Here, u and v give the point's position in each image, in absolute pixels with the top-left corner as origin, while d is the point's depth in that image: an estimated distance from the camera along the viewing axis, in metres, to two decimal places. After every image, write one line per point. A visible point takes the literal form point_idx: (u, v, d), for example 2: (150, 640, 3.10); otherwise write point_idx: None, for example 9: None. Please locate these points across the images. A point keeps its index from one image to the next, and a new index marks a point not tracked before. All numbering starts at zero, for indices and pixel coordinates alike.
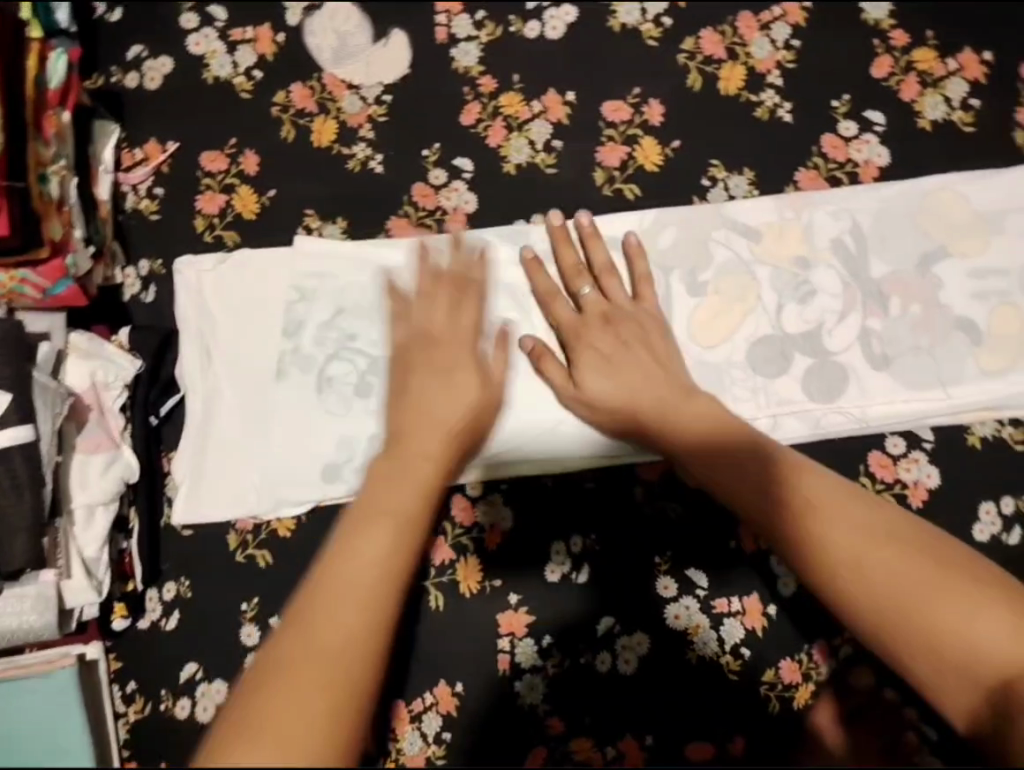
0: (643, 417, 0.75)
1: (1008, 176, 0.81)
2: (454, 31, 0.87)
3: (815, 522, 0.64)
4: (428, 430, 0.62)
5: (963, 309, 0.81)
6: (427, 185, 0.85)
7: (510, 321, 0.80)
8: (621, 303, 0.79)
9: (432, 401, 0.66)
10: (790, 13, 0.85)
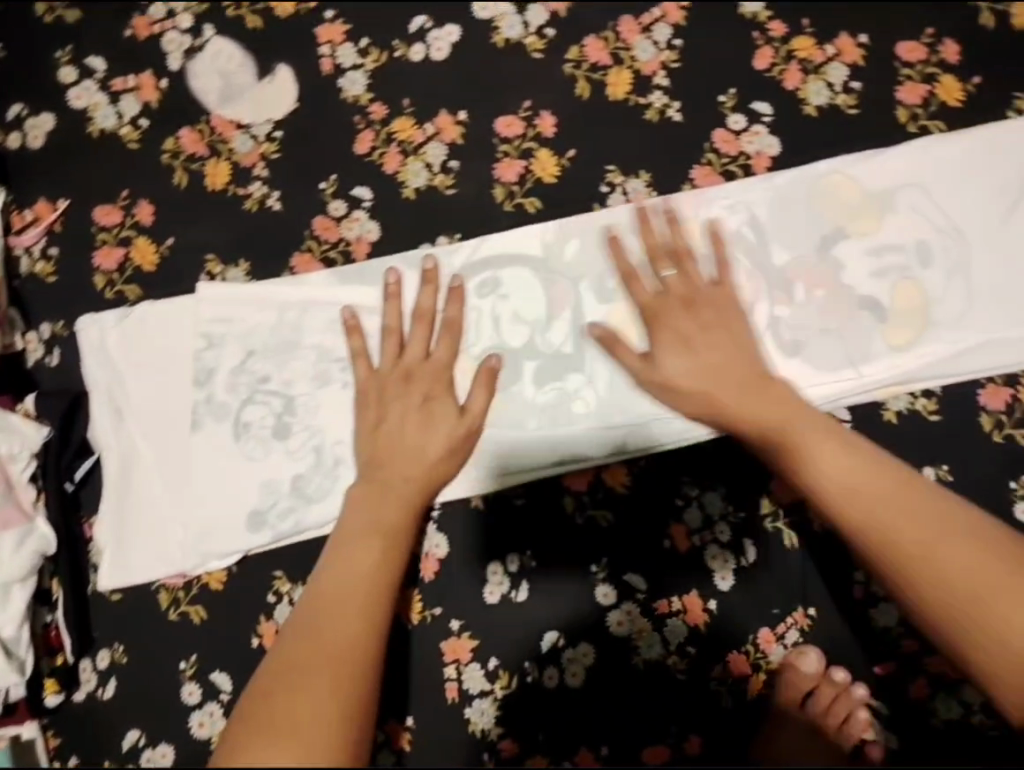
0: (719, 398, 0.75)
1: (893, 154, 0.83)
2: (339, 61, 0.86)
3: (859, 513, 0.67)
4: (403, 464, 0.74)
5: (865, 288, 0.82)
6: (328, 217, 0.85)
7: (410, 352, 0.79)
8: (702, 285, 0.79)
9: (406, 439, 0.76)
10: (669, 13, 0.86)
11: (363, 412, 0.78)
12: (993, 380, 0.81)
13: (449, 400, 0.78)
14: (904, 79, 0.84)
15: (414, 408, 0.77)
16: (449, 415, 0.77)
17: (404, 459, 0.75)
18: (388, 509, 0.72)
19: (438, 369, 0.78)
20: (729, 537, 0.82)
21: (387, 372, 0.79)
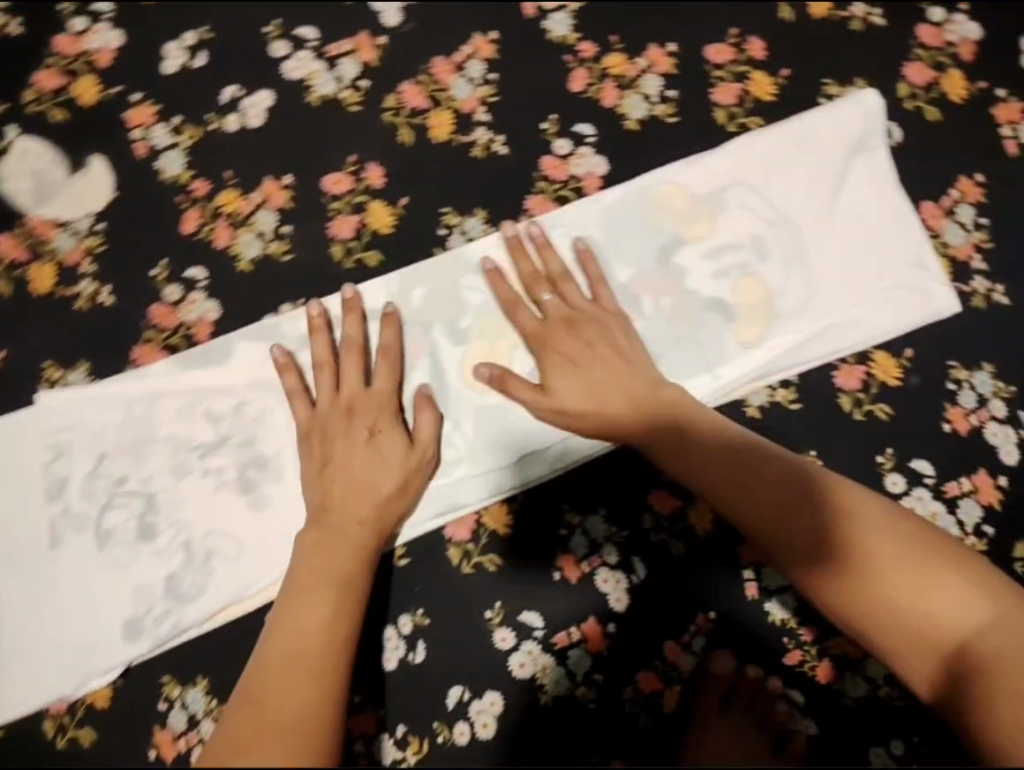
0: (591, 420, 0.76)
1: (717, 156, 0.84)
2: (153, 143, 0.84)
3: (795, 493, 0.70)
4: (352, 501, 0.76)
5: (708, 290, 0.83)
6: (164, 304, 0.83)
7: (348, 382, 0.79)
8: (581, 304, 0.80)
9: (357, 476, 0.77)
10: (480, 48, 0.86)
11: (307, 452, 0.78)
12: (845, 362, 0.83)
13: (398, 432, 0.78)
14: (717, 80, 0.85)
15: (359, 444, 0.77)
16: (395, 447, 0.78)
17: (361, 503, 0.76)
18: (341, 557, 0.73)
19: (379, 402, 0.78)
20: (617, 558, 0.82)
21: (328, 408, 0.78)
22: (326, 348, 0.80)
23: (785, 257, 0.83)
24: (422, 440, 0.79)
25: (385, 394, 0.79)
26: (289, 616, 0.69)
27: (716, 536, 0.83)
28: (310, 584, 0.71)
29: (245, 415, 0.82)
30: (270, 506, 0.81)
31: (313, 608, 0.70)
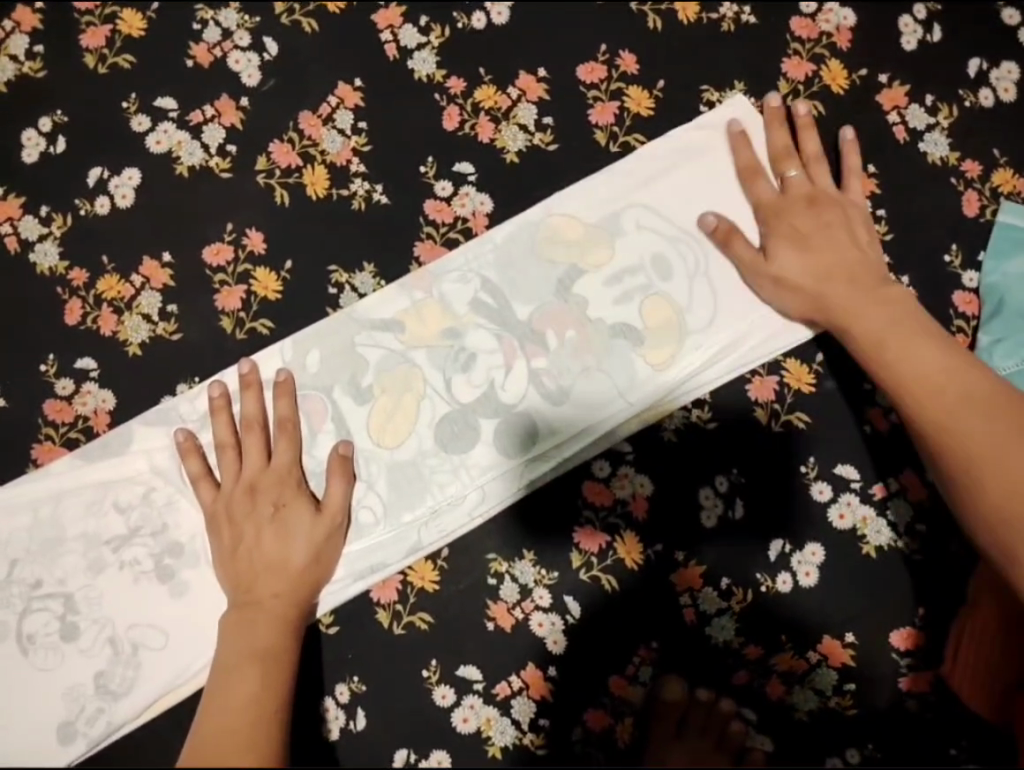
0: (831, 298, 0.75)
1: (603, 182, 0.82)
2: (24, 236, 0.82)
3: (961, 409, 0.68)
4: (267, 580, 0.74)
5: (612, 316, 0.81)
6: (58, 398, 0.81)
7: (249, 462, 0.78)
8: (771, 192, 0.79)
9: (266, 553, 0.75)
10: (346, 96, 0.84)
11: (217, 537, 0.76)
12: (756, 374, 0.81)
13: (305, 501, 0.77)
14: (592, 101, 0.83)
15: (266, 521, 0.76)
16: (304, 517, 0.76)
17: (279, 575, 0.74)
18: (261, 628, 0.72)
19: (280, 476, 0.77)
20: (550, 600, 0.80)
21: (231, 489, 0.77)
22: (220, 428, 0.78)
23: (804, 214, 0.78)
24: (331, 506, 0.77)
25: (285, 468, 0.78)
26: (219, 690, 0.68)
27: (647, 567, 0.81)
28: (241, 655, 0.70)
29: (155, 502, 0.79)
30: (192, 591, 0.78)
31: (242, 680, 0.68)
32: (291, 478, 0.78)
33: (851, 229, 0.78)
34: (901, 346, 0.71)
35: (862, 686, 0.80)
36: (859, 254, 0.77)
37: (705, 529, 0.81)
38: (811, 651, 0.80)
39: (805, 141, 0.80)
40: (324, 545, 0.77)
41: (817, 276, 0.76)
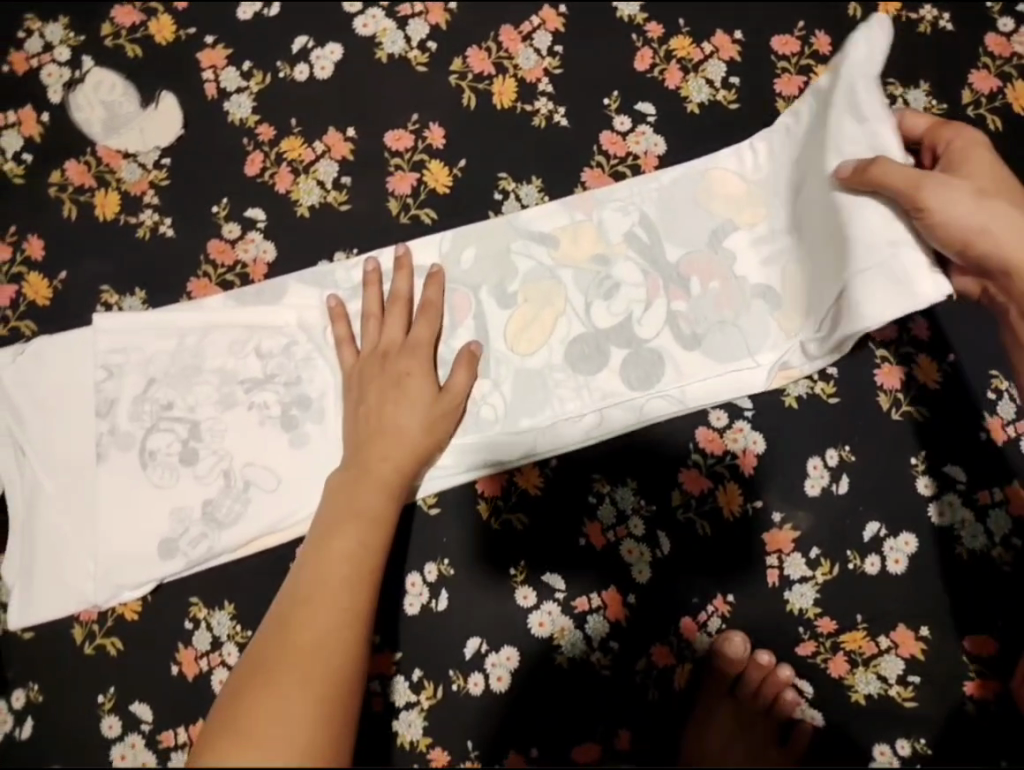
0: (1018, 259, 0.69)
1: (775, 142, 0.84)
2: (223, 85, 0.87)
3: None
4: (384, 446, 0.76)
5: (761, 276, 0.83)
6: (222, 241, 0.85)
7: (389, 331, 0.81)
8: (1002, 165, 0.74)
9: (388, 418, 0.77)
10: (548, 20, 0.88)
11: (348, 396, 0.79)
12: (886, 361, 0.84)
13: (428, 380, 0.79)
14: (781, 71, 0.87)
15: (394, 386, 0.78)
16: (424, 395, 0.78)
17: (397, 445, 0.76)
18: (366, 490, 0.73)
19: (417, 350, 0.80)
20: (643, 531, 0.83)
21: (371, 351, 0.80)
22: (373, 295, 0.81)
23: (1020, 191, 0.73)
24: (450, 393, 0.79)
25: (422, 343, 0.80)
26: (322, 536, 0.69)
27: (744, 520, 0.83)
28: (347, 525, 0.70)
29: (295, 354, 0.82)
30: (311, 444, 0.81)
31: (341, 557, 0.67)
32: (421, 354, 0.80)
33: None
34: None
35: (925, 681, 0.82)
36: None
37: (806, 496, 0.83)
38: (883, 636, 0.82)
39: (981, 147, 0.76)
40: (439, 419, 0.79)
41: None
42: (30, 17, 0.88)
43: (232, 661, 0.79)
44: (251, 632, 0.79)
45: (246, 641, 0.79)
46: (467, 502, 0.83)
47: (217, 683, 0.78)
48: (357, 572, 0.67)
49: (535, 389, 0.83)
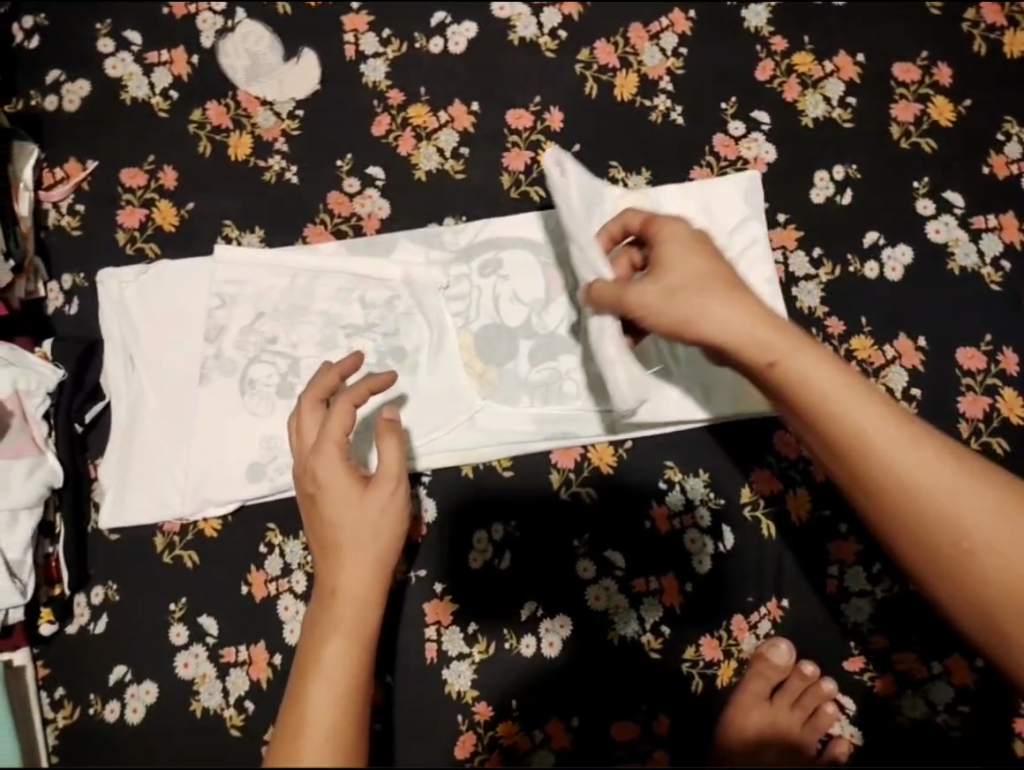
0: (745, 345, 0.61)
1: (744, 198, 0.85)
2: (362, 49, 0.92)
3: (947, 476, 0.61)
4: (345, 552, 0.63)
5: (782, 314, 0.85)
6: (341, 193, 0.89)
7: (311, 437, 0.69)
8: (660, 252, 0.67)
9: (341, 521, 0.64)
10: (677, 22, 0.91)
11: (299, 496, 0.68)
12: (971, 390, 0.84)
13: (347, 476, 0.66)
14: (898, 97, 0.89)
15: (325, 491, 0.65)
16: (356, 487, 0.65)
17: (349, 562, 0.63)
18: (339, 602, 0.62)
19: (340, 445, 0.67)
20: (708, 522, 0.85)
21: (308, 453, 0.68)
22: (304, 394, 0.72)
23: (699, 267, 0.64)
24: (385, 476, 0.66)
25: (331, 440, 0.67)
26: (303, 667, 0.59)
27: (807, 527, 0.85)
28: (313, 683, 0.58)
29: (396, 309, 0.86)
30: (403, 394, 0.85)
31: (319, 711, 0.56)
32: (332, 452, 0.66)
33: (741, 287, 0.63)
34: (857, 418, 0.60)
35: (974, 712, 0.82)
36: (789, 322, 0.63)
37: None
38: (935, 661, 0.83)
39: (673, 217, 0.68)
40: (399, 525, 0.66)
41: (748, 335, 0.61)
42: None
43: (299, 589, 0.82)
44: None
45: (315, 572, 0.83)
46: (543, 468, 0.86)
47: (283, 609, 0.82)
48: (334, 740, 0.54)
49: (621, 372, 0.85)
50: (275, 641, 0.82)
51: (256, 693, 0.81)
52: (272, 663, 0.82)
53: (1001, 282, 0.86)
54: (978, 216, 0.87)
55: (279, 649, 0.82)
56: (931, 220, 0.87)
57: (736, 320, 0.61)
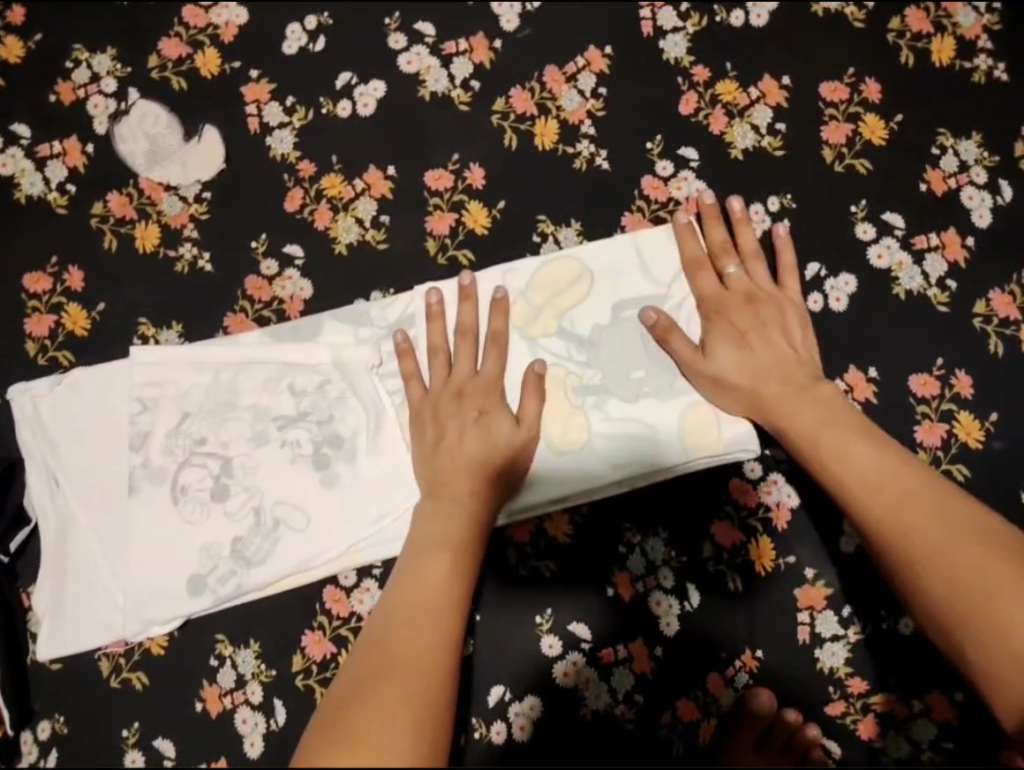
0: (764, 391, 0.76)
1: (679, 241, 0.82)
2: (266, 120, 0.87)
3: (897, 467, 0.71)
4: (473, 469, 0.75)
5: None
6: (260, 277, 0.85)
7: (459, 367, 0.80)
8: (766, 285, 0.80)
9: (476, 445, 0.76)
10: (593, 61, 0.87)
11: (421, 432, 0.79)
12: (927, 418, 0.82)
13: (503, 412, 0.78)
14: (829, 118, 0.85)
15: (449, 437, 0.77)
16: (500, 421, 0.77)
17: (479, 475, 0.75)
18: (459, 516, 0.73)
19: (487, 385, 0.79)
20: (672, 583, 0.82)
21: (439, 390, 0.79)
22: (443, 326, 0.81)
23: (741, 314, 0.79)
24: (525, 424, 0.78)
25: (490, 380, 0.79)
26: (412, 572, 0.69)
27: (775, 574, 0.82)
28: (401, 642, 0.62)
29: (328, 393, 0.82)
30: (343, 484, 0.80)
31: (419, 620, 0.64)
32: (487, 387, 0.79)
33: (788, 331, 0.79)
34: (820, 425, 0.74)
35: (957, 747, 0.80)
36: (795, 356, 0.78)
37: (841, 553, 0.82)
38: (917, 699, 0.81)
39: (742, 236, 0.82)
40: (519, 458, 0.77)
41: (747, 370, 0.77)
42: (79, 48, 0.89)
43: (255, 700, 0.79)
44: (275, 671, 0.79)
45: (270, 680, 0.79)
46: (498, 545, 0.83)
47: (240, 723, 0.78)
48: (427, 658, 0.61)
49: (565, 432, 0.80)
50: (237, 757, 0.78)
51: None
52: None
53: (949, 302, 0.83)
54: (919, 235, 0.84)
55: (241, 765, 0.78)
56: (873, 244, 0.84)
57: (769, 366, 0.77)
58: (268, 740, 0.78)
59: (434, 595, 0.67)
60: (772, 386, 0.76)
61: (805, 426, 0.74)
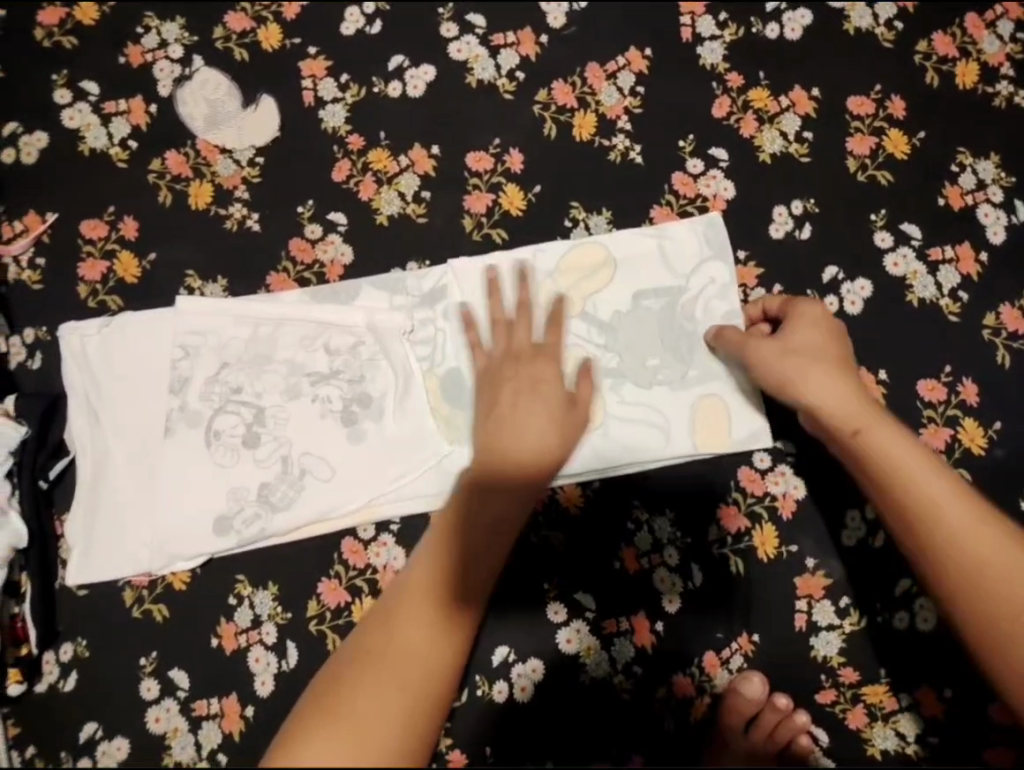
0: (823, 391, 0.73)
1: (699, 235, 0.86)
2: (320, 94, 0.92)
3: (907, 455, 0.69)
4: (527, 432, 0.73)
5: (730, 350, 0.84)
6: (304, 240, 0.89)
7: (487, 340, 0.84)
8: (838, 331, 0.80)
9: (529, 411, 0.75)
10: (633, 61, 0.92)
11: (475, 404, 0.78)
12: (933, 421, 0.85)
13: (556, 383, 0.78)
14: (854, 131, 0.90)
15: (502, 405, 0.76)
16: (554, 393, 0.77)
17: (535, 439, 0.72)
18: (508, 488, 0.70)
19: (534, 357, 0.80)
20: (677, 561, 0.85)
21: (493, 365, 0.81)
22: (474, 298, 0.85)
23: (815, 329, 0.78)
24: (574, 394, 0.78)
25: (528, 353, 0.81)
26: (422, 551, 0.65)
27: (777, 562, 0.85)
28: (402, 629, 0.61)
29: (361, 354, 0.86)
30: (368, 441, 0.84)
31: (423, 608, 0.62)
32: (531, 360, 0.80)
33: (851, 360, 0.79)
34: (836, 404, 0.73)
35: (943, 742, 0.82)
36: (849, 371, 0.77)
37: (841, 546, 0.85)
38: (905, 693, 0.83)
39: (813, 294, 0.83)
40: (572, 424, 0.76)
41: (826, 377, 0.74)
42: (150, 15, 0.94)
43: (270, 640, 0.82)
44: (290, 614, 0.83)
45: (285, 622, 0.83)
46: None
47: (253, 661, 0.81)
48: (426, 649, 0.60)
49: None
50: (247, 693, 0.81)
51: (229, 745, 0.81)
52: (245, 714, 0.81)
53: (959, 313, 0.87)
54: (934, 248, 0.88)
55: (250, 701, 0.81)
56: (889, 253, 0.88)
57: (829, 368, 0.74)
58: (278, 680, 0.82)
59: (440, 583, 0.63)
60: (850, 403, 0.72)
61: (846, 408, 0.72)
